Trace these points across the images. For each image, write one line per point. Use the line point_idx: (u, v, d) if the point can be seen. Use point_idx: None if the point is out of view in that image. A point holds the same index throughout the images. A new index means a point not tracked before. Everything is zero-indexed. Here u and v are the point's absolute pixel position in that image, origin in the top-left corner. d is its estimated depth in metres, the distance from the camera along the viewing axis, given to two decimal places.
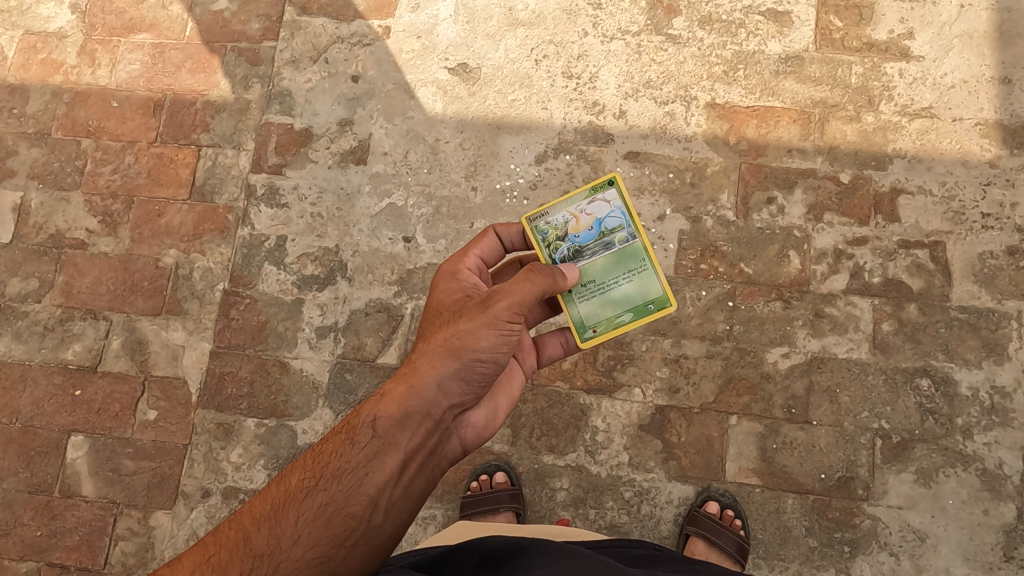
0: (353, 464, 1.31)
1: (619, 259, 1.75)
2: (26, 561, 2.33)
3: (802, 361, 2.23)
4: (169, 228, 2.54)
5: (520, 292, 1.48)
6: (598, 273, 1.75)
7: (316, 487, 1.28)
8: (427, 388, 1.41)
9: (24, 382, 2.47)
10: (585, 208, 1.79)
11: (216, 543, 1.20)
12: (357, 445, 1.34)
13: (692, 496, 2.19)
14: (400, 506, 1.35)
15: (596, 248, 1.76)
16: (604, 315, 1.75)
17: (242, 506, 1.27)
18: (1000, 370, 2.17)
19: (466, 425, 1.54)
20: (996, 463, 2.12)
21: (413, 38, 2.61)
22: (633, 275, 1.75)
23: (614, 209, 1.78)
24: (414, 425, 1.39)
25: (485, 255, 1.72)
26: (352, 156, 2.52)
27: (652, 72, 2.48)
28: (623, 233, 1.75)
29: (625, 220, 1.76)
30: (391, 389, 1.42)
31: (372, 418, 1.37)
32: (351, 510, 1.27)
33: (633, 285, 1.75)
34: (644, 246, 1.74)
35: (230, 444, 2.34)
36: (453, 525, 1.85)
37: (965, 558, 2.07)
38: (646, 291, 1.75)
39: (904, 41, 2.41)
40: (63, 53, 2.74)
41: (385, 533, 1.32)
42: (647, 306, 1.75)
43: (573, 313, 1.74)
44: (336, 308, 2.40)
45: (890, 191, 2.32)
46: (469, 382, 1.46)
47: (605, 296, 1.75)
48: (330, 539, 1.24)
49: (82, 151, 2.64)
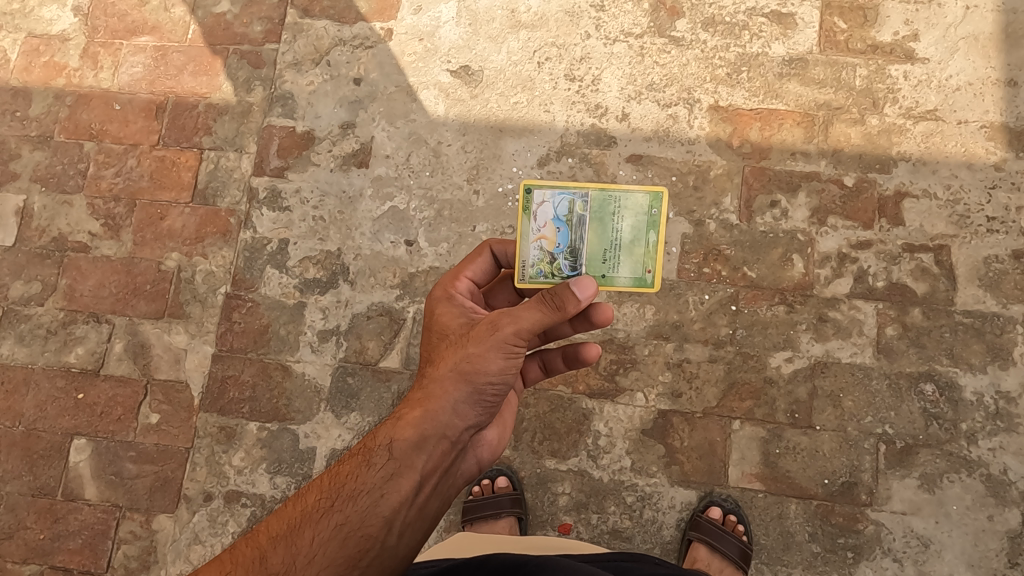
0: (369, 486, 1.32)
1: (598, 218, 1.65)
2: (30, 563, 2.34)
3: (805, 366, 2.22)
4: (172, 230, 2.54)
5: (533, 321, 1.41)
6: (602, 242, 1.66)
7: (332, 508, 1.30)
8: (442, 410, 1.40)
9: (28, 384, 2.47)
10: (538, 226, 1.66)
11: (234, 560, 1.25)
12: (374, 466, 1.34)
13: (694, 502, 2.18)
14: (416, 527, 1.35)
15: (580, 232, 1.65)
16: (641, 256, 1.67)
17: (261, 524, 1.32)
18: (1005, 375, 2.16)
19: (482, 444, 1.55)
20: (1001, 468, 2.11)
21: (415, 40, 2.60)
22: (620, 212, 1.65)
23: (553, 198, 1.66)
24: (431, 447, 1.38)
25: (479, 274, 1.70)
26: (355, 159, 2.51)
27: (655, 74, 2.47)
28: (578, 201, 1.65)
29: (569, 194, 1.65)
30: (406, 413, 1.41)
31: (388, 440, 1.37)
32: (366, 531, 1.28)
33: (629, 218, 1.65)
34: (597, 188, 1.64)
35: (233, 447, 2.34)
36: (451, 538, 1.90)
37: (970, 564, 2.06)
38: (640, 206, 1.65)
39: (909, 43, 2.40)
40: (66, 56, 2.74)
41: (401, 553, 1.32)
42: (653, 212, 1.66)
43: (621, 284, 1.68)
44: (338, 311, 2.40)
45: (894, 194, 2.31)
46: (483, 407, 1.44)
47: (625, 244, 1.66)
48: (345, 559, 1.25)
49: (85, 153, 2.64)
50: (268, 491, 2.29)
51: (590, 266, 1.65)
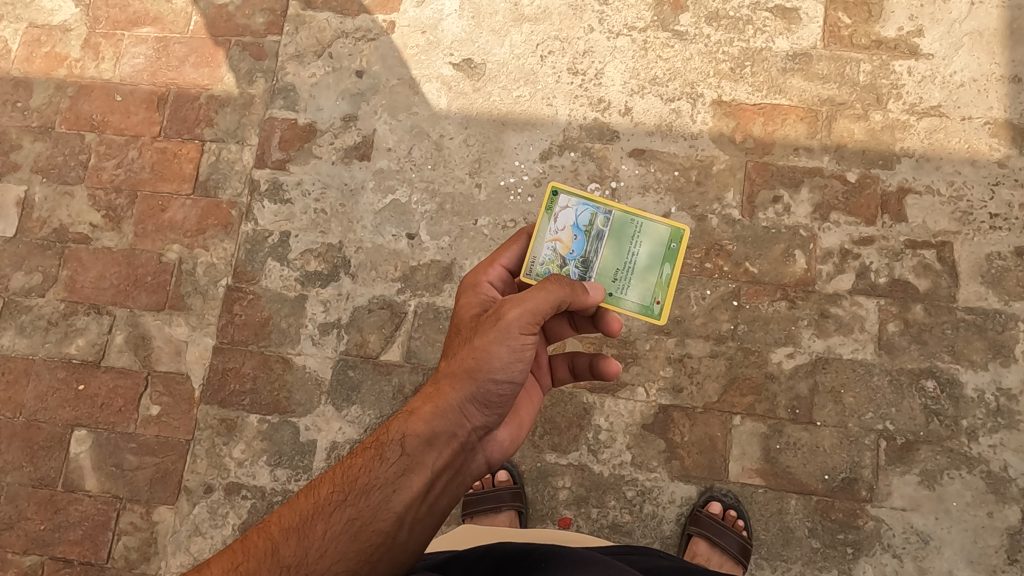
0: (381, 481, 1.38)
1: (617, 238, 1.74)
2: (30, 554, 2.34)
3: (806, 361, 2.22)
4: (173, 223, 2.53)
5: (536, 306, 1.48)
6: (616, 261, 1.73)
7: (344, 502, 1.37)
8: (452, 409, 1.46)
9: (29, 375, 2.47)
10: (557, 227, 1.75)
11: (246, 551, 1.30)
12: (385, 462, 1.41)
13: (694, 496, 2.18)
14: (426, 523, 1.42)
15: (595, 245, 1.74)
16: (653, 285, 1.73)
17: (271, 515, 1.37)
18: (1006, 372, 2.16)
19: (493, 444, 1.58)
20: (1001, 465, 2.11)
21: (417, 33, 2.59)
22: (638, 236, 1.75)
23: (577, 207, 1.77)
24: (440, 445, 1.44)
25: (513, 262, 1.73)
26: (356, 152, 2.51)
27: (658, 68, 2.46)
28: (601, 216, 1.76)
29: (593, 207, 1.76)
30: (418, 408, 1.48)
31: (400, 435, 1.43)
32: (377, 526, 1.34)
33: (647, 245, 1.75)
34: (621, 209, 1.75)
35: (233, 440, 2.34)
36: (453, 529, 1.91)
37: (969, 560, 2.07)
38: (659, 236, 1.76)
39: (914, 39, 2.39)
40: (66, 47, 2.73)
41: (410, 548, 1.38)
42: (670, 245, 1.76)
43: (627, 307, 1.72)
44: (339, 304, 2.40)
45: (897, 190, 2.30)
46: (492, 404, 1.49)
47: (637, 269, 1.74)
48: (356, 554, 1.31)
49: (86, 144, 2.64)
50: (269, 484, 2.30)
51: (600, 278, 1.71)
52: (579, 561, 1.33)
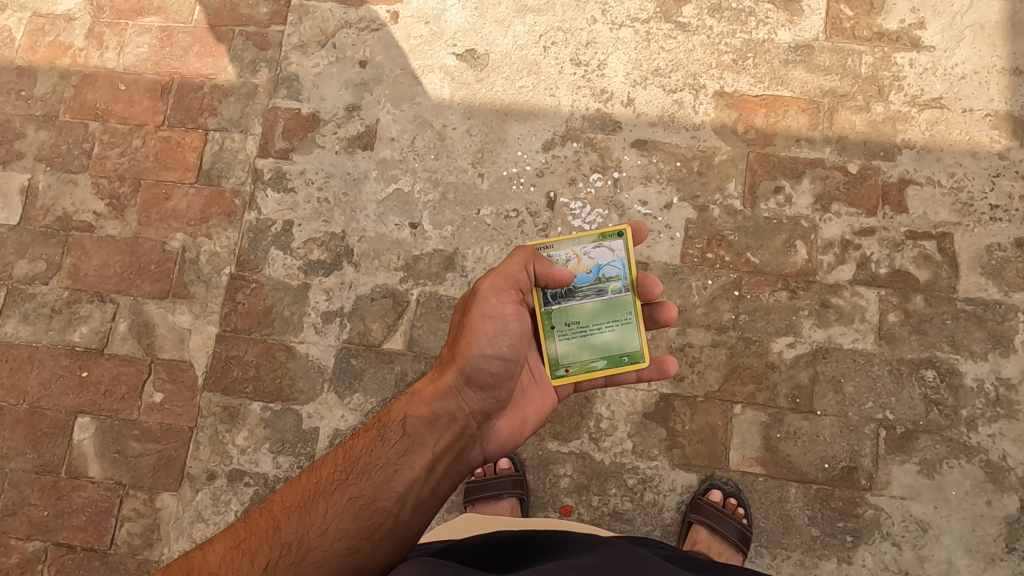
0: (382, 461, 1.45)
1: (608, 306, 1.77)
2: (33, 540, 2.35)
3: (806, 351, 2.23)
4: (176, 211, 2.54)
5: (506, 269, 1.61)
6: (584, 317, 1.76)
7: (345, 481, 1.42)
8: (450, 391, 1.56)
9: (32, 363, 2.48)
10: (589, 251, 1.79)
11: (249, 529, 1.34)
12: (388, 443, 1.48)
13: (695, 485, 2.20)
14: (428, 506, 1.47)
15: (589, 292, 1.77)
16: (579, 357, 1.76)
17: (274, 495, 1.42)
18: (1006, 362, 2.18)
19: (494, 434, 1.63)
20: (1000, 454, 2.13)
21: (421, 24, 2.60)
22: (618, 325, 1.77)
23: (616, 259, 1.78)
24: (442, 427, 1.53)
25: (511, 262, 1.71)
26: (359, 142, 2.51)
27: (661, 60, 2.47)
28: (619, 282, 1.77)
29: (624, 272, 1.77)
30: (419, 393, 1.57)
31: (403, 418, 1.53)
32: (378, 505, 1.40)
33: (614, 335, 1.77)
34: (635, 299, 1.78)
35: (236, 427, 2.35)
36: (455, 518, 1.92)
37: (967, 549, 2.08)
38: (626, 343, 1.76)
39: (915, 31, 2.39)
40: (71, 36, 2.73)
41: (412, 530, 1.43)
42: (622, 358, 1.77)
43: (550, 348, 1.75)
44: (341, 293, 2.41)
45: (898, 181, 2.31)
46: (487, 387, 1.58)
47: (585, 338, 1.76)
48: (357, 532, 1.36)
49: (90, 133, 2.64)
50: (271, 471, 2.31)
51: (559, 311, 1.75)
52: (579, 546, 1.36)
